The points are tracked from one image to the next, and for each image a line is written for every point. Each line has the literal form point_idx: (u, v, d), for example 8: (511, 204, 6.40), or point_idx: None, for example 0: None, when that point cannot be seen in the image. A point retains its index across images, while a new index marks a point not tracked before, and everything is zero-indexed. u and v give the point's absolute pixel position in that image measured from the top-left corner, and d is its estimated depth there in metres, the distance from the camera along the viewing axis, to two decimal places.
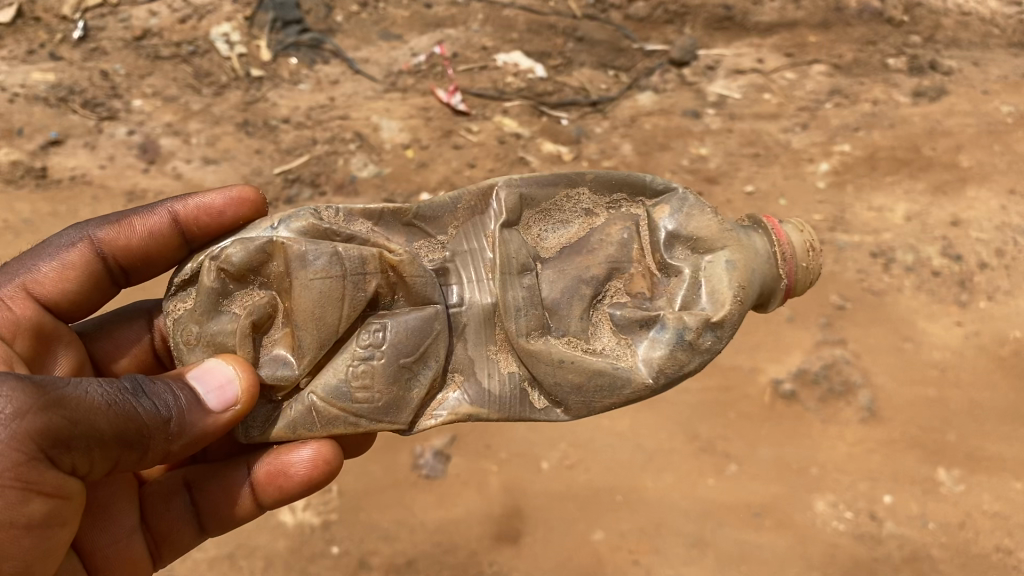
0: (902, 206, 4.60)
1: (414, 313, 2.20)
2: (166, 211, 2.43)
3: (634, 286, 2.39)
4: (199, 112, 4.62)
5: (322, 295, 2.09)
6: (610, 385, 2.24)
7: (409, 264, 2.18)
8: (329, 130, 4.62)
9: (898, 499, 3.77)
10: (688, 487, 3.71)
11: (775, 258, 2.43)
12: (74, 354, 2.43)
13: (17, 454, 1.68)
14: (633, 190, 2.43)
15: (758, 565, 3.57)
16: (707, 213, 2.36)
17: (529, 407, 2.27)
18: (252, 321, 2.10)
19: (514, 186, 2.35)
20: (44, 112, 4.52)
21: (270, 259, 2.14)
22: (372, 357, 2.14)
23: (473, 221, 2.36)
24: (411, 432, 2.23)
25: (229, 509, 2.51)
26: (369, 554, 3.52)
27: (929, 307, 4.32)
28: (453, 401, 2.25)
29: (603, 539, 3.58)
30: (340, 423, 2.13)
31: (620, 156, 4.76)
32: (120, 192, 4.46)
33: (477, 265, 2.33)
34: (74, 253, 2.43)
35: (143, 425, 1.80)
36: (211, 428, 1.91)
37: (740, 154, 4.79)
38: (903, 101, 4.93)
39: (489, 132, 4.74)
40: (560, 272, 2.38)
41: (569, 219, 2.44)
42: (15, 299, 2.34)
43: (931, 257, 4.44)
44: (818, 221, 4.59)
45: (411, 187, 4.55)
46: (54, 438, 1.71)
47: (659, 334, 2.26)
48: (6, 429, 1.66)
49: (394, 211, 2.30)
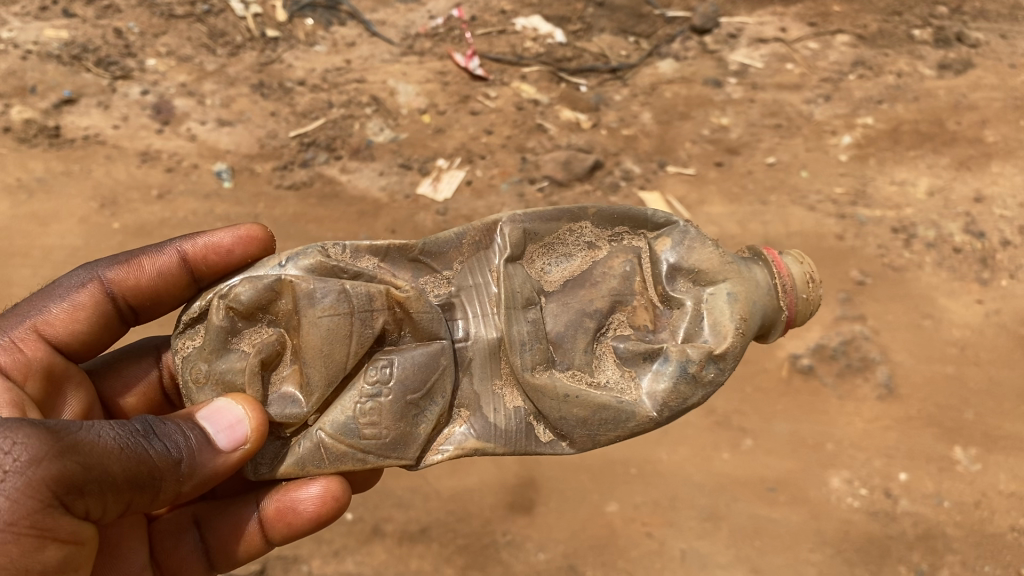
0: (925, 180, 4.52)
1: (421, 348, 2.03)
2: (175, 250, 2.24)
3: (637, 319, 2.23)
4: (214, 72, 4.55)
5: (330, 332, 1.93)
6: (615, 418, 2.08)
7: (416, 300, 2.03)
8: (345, 94, 4.52)
9: (913, 477, 3.74)
10: (702, 461, 3.69)
11: (775, 292, 2.26)
12: (83, 396, 2.25)
13: (31, 503, 1.50)
14: (635, 223, 2.29)
15: (773, 539, 3.53)
16: (707, 245, 2.21)
17: (534, 441, 2.10)
18: (262, 359, 1.94)
19: (517, 221, 2.19)
20: (58, 70, 4.44)
21: (278, 297, 1.96)
22: (380, 393, 1.96)
23: (478, 256, 2.20)
24: (420, 468, 2.04)
25: (238, 546, 2.34)
26: (383, 521, 3.48)
27: (949, 284, 4.25)
28: (459, 436, 2.07)
29: (617, 511, 3.55)
30: (348, 460, 1.94)
31: (640, 125, 4.63)
32: (133, 152, 4.34)
33: (482, 300, 2.16)
34: (84, 293, 2.25)
35: (156, 467, 1.63)
36: (223, 467, 1.75)
37: (761, 125, 4.69)
38: (928, 73, 4.87)
39: (507, 97, 4.63)
40: (564, 305, 2.21)
41: (572, 253, 2.27)
42: (26, 340, 2.15)
43: (953, 234, 4.38)
44: (840, 194, 4.48)
45: (427, 152, 4.39)
46: (70, 483, 1.53)
47: (662, 367, 2.12)
48: (20, 478, 1.48)
49: (400, 246, 2.14)
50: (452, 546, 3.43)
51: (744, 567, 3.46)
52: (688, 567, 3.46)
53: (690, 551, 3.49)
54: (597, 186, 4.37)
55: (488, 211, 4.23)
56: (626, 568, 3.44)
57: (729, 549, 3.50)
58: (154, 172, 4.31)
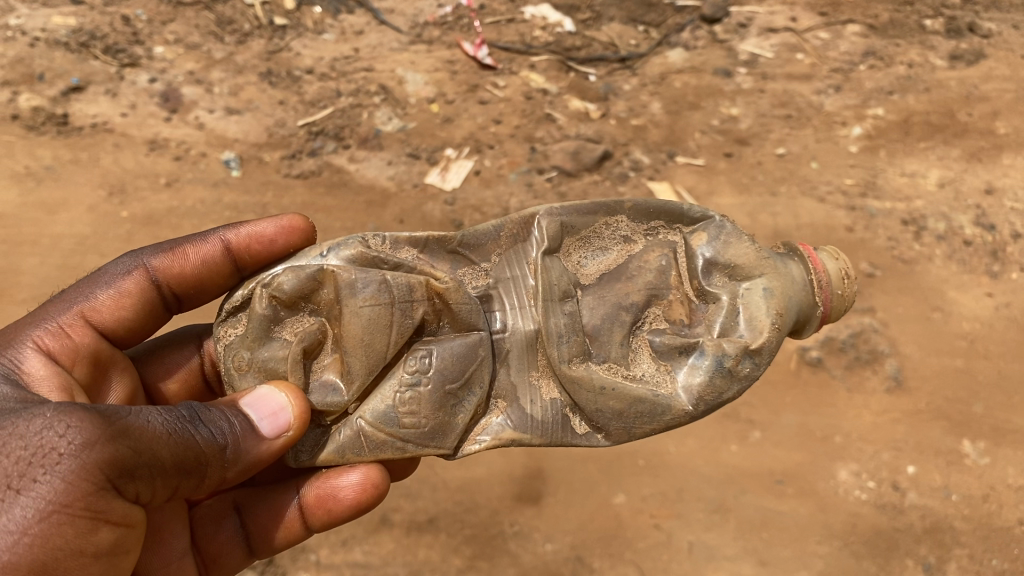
0: (935, 172, 4.50)
1: (459, 339, 2.05)
2: (219, 239, 2.28)
3: (673, 313, 2.23)
4: (222, 60, 4.54)
5: (371, 322, 1.96)
6: (651, 411, 2.09)
7: (455, 291, 2.05)
8: (353, 82, 4.50)
9: (922, 470, 3.73)
10: (710, 453, 3.69)
11: (810, 287, 2.26)
12: (128, 381, 2.25)
13: (86, 485, 1.50)
14: (671, 217, 2.27)
15: (780, 531, 3.54)
16: (744, 240, 2.20)
17: (570, 432, 2.12)
18: (303, 347, 1.97)
19: (555, 214, 2.20)
20: (66, 57, 4.43)
21: (320, 287, 2.00)
22: (419, 383, 1.99)
23: (515, 249, 2.21)
24: (456, 456, 2.08)
25: (277, 533, 2.37)
26: (391, 511, 3.49)
27: (959, 276, 4.23)
28: (496, 426, 2.11)
29: (625, 503, 3.55)
30: (388, 448, 1.98)
31: (649, 115, 4.60)
32: (141, 140, 4.34)
33: (520, 292, 2.19)
34: (129, 280, 2.25)
35: (202, 452, 1.65)
36: (265, 454, 1.77)
37: (771, 115, 4.67)
38: (940, 64, 4.84)
39: (516, 87, 4.61)
40: (600, 298, 2.23)
41: (608, 246, 2.28)
42: (74, 326, 2.14)
43: (963, 226, 4.36)
44: (851, 186, 4.46)
45: (436, 142, 4.38)
46: (125, 466, 1.54)
47: (698, 361, 2.12)
48: (76, 460, 1.49)
49: (439, 238, 2.14)
50: (460, 536, 3.45)
51: (751, 559, 3.47)
52: (695, 559, 3.47)
53: (698, 543, 3.49)
54: (606, 177, 4.34)
55: (497, 201, 4.21)
56: (633, 559, 3.46)
57: (736, 541, 3.51)
58: (163, 160, 4.30)
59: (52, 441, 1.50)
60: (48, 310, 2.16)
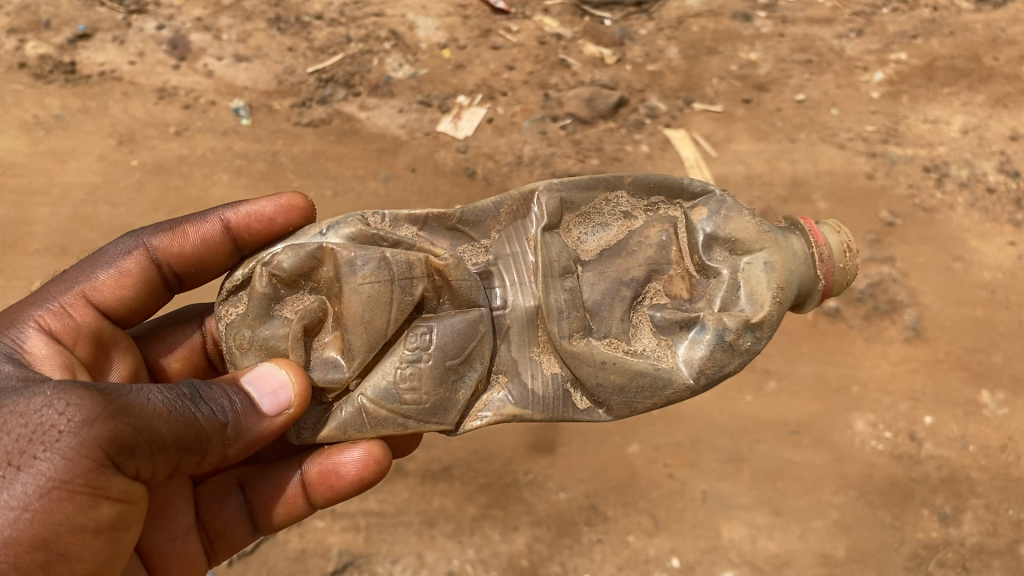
0: (959, 118, 4.39)
1: (459, 316, 2.04)
2: (219, 219, 2.23)
3: (674, 288, 2.21)
4: (229, 7, 4.38)
5: (371, 299, 1.93)
6: (652, 385, 2.08)
7: (455, 267, 2.02)
8: (363, 28, 4.38)
9: (939, 420, 3.70)
10: (725, 403, 3.66)
11: (811, 260, 2.24)
12: (130, 360, 2.24)
13: (85, 463, 1.51)
14: (670, 193, 2.26)
15: (795, 481, 3.52)
16: (744, 215, 2.20)
17: (571, 408, 2.12)
18: (304, 325, 1.95)
19: (554, 190, 2.18)
20: (71, 4, 4.33)
21: (320, 265, 1.97)
22: (419, 359, 1.98)
23: (515, 225, 2.19)
24: (457, 433, 2.07)
25: (280, 509, 2.36)
26: (406, 461, 3.46)
27: (982, 225, 4.15)
28: (497, 402, 2.09)
29: (638, 452, 3.54)
30: (389, 424, 1.97)
31: (667, 61, 4.47)
32: (150, 88, 4.27)
33: (519, 268, 2.17)
34: (130, 259, 2.23)
35: (202, 430, 1.64)
36: (267, 431, 1.77)
37: (791, 61, 4.52)
38: (967, 6, 4.69)
39: (529, 32, 4.48)
40: (600, 274, 2.21)
41: (608, 222, 2.26)
42: (75, 305, 2.13)
43: (986, 174, 4.26)
44: (871, 132, 4.36)
45: (447, 89, 4.30)
46: (123, 443, 1.54)
47: (699, 336, 2.11)
48: (75, 438, 1.50)
49: (438, 216, 2.12)
50: (474, 485, 3.44)
51: (766, 509, 3.46)
52: (710, 508, 3.46)
53: (712, 492, 3.48)
54: (621, 124, 4.28)
55: (510, 148, 4.15)
56: (647, 509, 3.45)
57: (750, 490, 3.50)
58: (172, 109, 4.24)
59: (52, 419, 1.52)
60: (49, 289, 2.14)
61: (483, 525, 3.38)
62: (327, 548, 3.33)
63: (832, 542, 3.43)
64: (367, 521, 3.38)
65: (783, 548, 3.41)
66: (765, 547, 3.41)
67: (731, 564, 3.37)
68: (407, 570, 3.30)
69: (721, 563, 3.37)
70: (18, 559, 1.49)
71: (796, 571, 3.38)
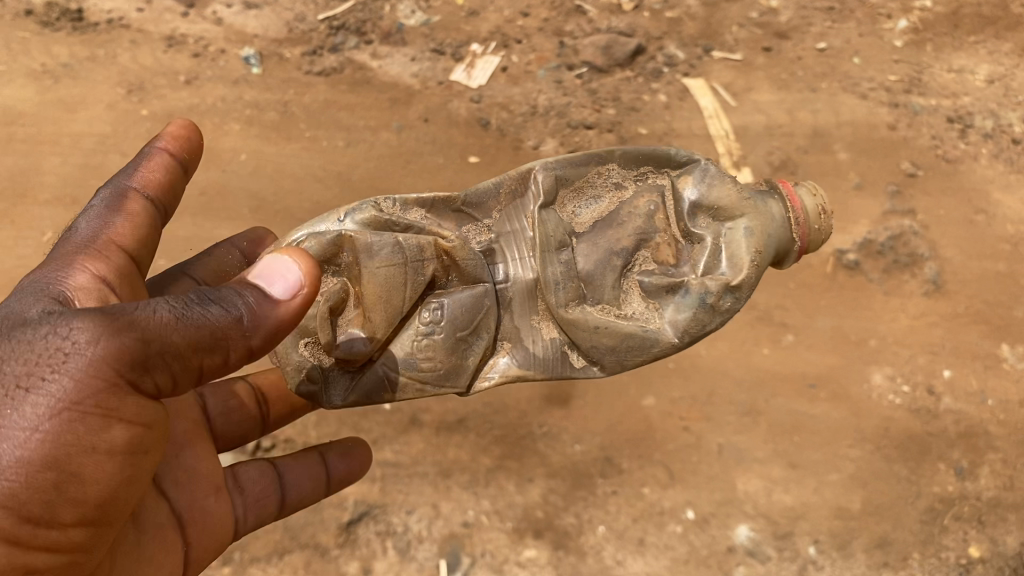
0: (985, 68, 4.30)
1: (466, 291, 2.03)
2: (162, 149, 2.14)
3: (660, 255, 2.14)
4: None
5: (387, 282, 1.92)
6: (641, 345, 2.06)
7: (462, 248, 2.00)
8: None
9: (957, 374, 3.67)
10: (741, 356, 3.62)
11: (787, 224, 2.18)
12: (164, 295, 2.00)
13: (93, 378, 1.47)
14: (658, 162, 2.19)
15: (811, 435, 3.50)
16: (727, 181, 2.13)
17: (568, 368, 2.08)
18: (331, 305, 1.90)
19: (549, 168, 2.12)
20: None
21: (339, 251, 1.95)
22: (433, 332, 1.98)
23: (514, 204, 2.14)
24: (470, 394, 2.07)
25: None
26: (421, 412, 3.45)
27: (1005, 177, 4.08)
28: (501, 364, 2.07)
29: (654, 405, 3.53)
30: (410, 391, 1.98)
31: (685, 7, 4.35)
32: (158, 36, 4.19)
33: (519, 244, 2.12)
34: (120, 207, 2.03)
35: (212, 330, 1.53)
36: (290, 315, 1.62)
37: (813, 8, 4.41)
38: None
39: None
40: (593, 245, 2.14)
41: (600, 193, 2.19)
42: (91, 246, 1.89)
43: (1011, 125, 4.17)
44: (894, 82, 4.24)
45: (461, 36, 4.21)
46: (128, 357, 1.48)
47: (683, 298, 2.07)
48: (80, 357, 1.46)
49: (443, 198, 2.09)
50: (489, 437, 3.44)
51: (781, 462, 3.45)
52: (725, 461, 3.45)
53: (727, 445, 3.47)
54: (638, 72, 4.18)
55: (524, 98, 4.07)
56: (662, 461, 3.44)
57: (766, 444, 3.48)
58: (181, 57, 4.16)
59: (57, 343, 1.49)
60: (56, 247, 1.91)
61: (498, 476, 3.38)
62: (343, 498, 3.30)
63: (847, 495, 3.42)
64: (383, 471, 3.37)
65: (799, 501, 3.39)
66: (780, 499, 3.39)
67: (746, 517, 3.36)
68: (423, 520, 3.30)
69: (736, 515, 3.36)
70: (34, 484, 1.46)
71: (812, 524, 3.36)
